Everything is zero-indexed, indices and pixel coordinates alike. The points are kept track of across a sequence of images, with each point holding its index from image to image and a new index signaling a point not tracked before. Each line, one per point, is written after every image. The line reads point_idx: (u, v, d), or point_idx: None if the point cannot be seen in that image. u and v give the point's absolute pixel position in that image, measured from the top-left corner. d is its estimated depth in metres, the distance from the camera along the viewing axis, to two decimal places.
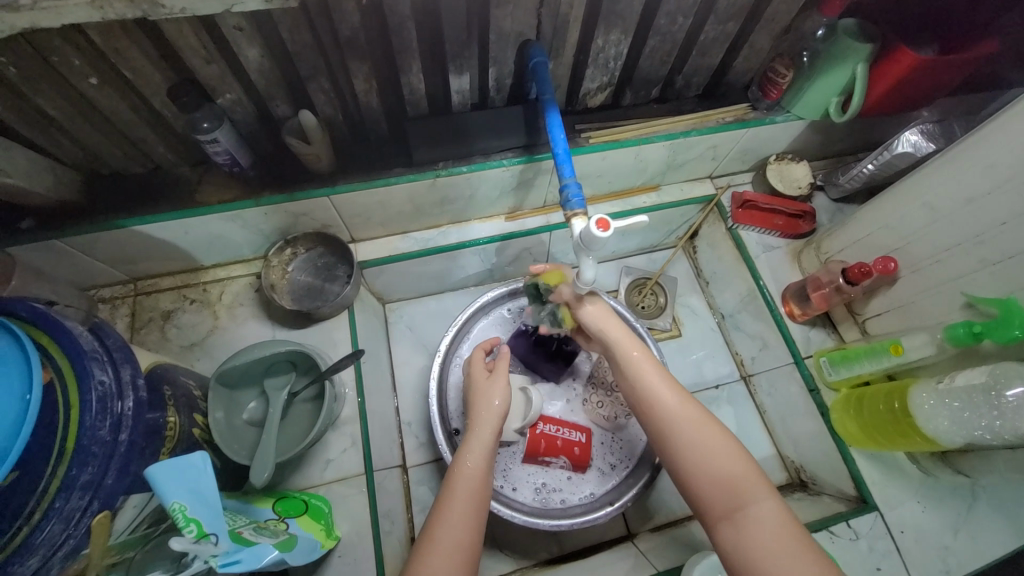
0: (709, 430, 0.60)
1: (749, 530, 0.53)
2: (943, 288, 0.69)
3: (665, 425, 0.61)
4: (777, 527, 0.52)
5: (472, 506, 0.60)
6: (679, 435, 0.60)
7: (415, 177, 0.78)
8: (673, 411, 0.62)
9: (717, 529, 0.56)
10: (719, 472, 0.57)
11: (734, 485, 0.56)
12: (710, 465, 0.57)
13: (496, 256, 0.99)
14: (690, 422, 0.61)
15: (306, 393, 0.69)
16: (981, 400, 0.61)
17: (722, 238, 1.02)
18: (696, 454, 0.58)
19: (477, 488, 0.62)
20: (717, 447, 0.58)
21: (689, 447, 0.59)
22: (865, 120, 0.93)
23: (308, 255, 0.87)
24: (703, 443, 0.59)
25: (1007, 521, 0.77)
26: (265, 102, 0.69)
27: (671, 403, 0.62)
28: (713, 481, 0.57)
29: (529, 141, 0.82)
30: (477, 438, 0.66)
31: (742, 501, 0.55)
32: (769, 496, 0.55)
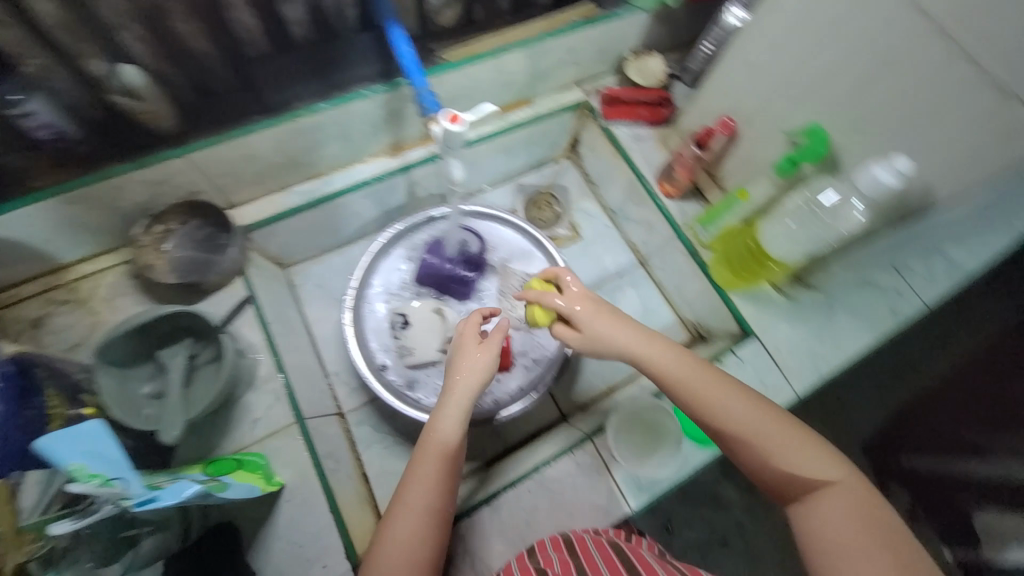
0: (777, 423, 0.59)
1: (823, 509, 0.54)
2: (771, 133, 0.80)
3: (713, 413, 0.61)
4: (849, 516, 0.53)
5: (435, 474, 0.62)
6: (727, 416, 0.60)
7: (275, 121, 0.76)
8: (730, 407, 0.60)
9: (792, 512, 0.57)
10: (772, 432, 0.58)
11: (791, 450, 0.57)
12: (765, 442, 0.58)
13: (390, 197, 0.99)
14: (735, 401, 0.60)
15: (206, 356, 0.68)
16: (810, 214, 0.72)
17: (599, 139, 1.08)
18: (757, 452, 0.58)
19: (445, 455, 0.63)
20: (789, 442, 0.57)
21: (755, 447, 0.58)
22: (698, 3, 1.01)
23: (183, 230, 0.81)
24: (753, 431, 0.58)
25: (861, 320, 0.91)
26: (77, 61, 0.62)
27: (713, 388, 0.62)
28: (772, 458, 0.57)
29: (386, 67, 0.81)
30: (447, 408, 0.66)
31: (803, 488, 0.56)
32: (826, 457, 0.56)
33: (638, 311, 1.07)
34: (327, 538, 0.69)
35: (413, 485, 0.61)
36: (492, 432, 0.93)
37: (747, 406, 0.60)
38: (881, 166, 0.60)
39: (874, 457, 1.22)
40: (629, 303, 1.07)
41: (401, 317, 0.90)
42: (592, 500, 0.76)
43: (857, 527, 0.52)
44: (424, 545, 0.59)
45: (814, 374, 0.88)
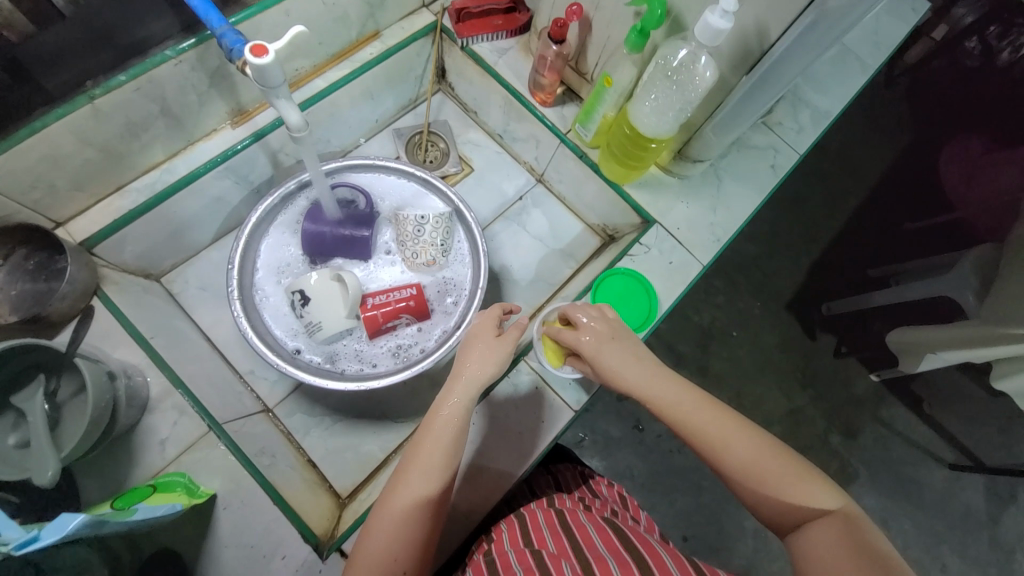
0: (767, 446, 0.57)
1: (805, 543, 0.52)
2: (617, 9, 0.78)
3: (687, 416, 0.60)
4: (830, 545, 0.50)
5: (434, 456, 0.61)
6: (704, 428, 0.59)
7: (65, 109, 0.64)
8: (729, 433, 0.58)
9: (789, 543, 0.55)
10: (755, 458, 0.56)
11: (775, 477, 0.55)
12: (741, 452, 0.57)
13: (253, 171, 0.90)
14: (714, 416, 0.60)
15: (70, 388, 0.60)
16: (667, 81, 0.72)
17: (463, 61, 1.02)
18: (744, 468, 0.56)
19: (447, 439, 0.62)
20: (773, 461, 0.56)
21: (742, 469, 0.56)
22: None
23: (9, 265, 0.72)
24: (747, 451, 0.57)
25: (744, 182, 0.97)
26: None
27: (696, 406, 0.61)
28: (750, 468, 0.56)
29: (187, 22, 0.70)
30: (438, 430, 0.63)
31: (794, 519, 0.54)
32: (814, 484, 0.54)
33: (547, 228, 1.07)
34: (278, 530, 0.66)
35: (412, 472, 0.59)
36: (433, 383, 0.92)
37: (723, 424, 0.59)
38: (711, 12, 0.59)
39: (797, 311, 1.36)
40: (537, 223, 1.07)
41: (299, 291, 0.82)
42: (536, 414, 0.78)
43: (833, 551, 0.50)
44: None
45: (714, 242, 0.93)
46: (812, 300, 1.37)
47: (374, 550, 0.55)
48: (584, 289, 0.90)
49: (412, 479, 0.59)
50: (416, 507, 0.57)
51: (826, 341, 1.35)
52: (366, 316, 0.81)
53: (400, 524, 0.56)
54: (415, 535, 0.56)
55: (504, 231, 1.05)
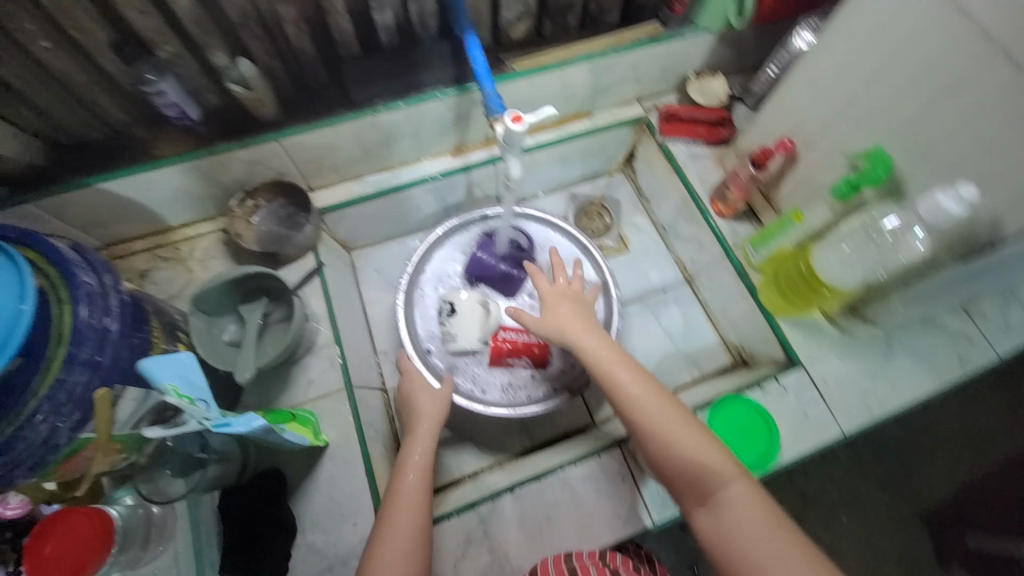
0: (693, 431, 0.66)
1: (719, 508, 0.60)
2: (833, 156, 0.78)
3: (633, 404, 0.68)
4: (746, 509, 0.59)
5: (428, 437, 0.75)
6: (650, 422, 0.67)
7: (356, 116, 0.84)
8: (660, 419, 0.66)
9: (695, 518, 0.63)
10: (692, 455, 0.64)
11: (706, 471, 0.62)
12: (681, 447, 0.64)
13: (450, 192, 1.07)
14: (654, 402, 0.68)
15: (277, 315, 0.76)
16: (867, 240, 0.71)
17: (655, 155, 1.10)
18: (671, 451, 0.64)
19: (434, 423, 0.77)
20: (699, 445, 0.64)
21: (666, 446, 0.65)
22: (767, 28, 1.01)
23: (270, 206, 0.92)
24: (673, 430, 0.65)
25: (919, 363, 0.88)
26: (205, 54, 0.74)
27: (634, 384, 0.69)
28: (688, 467, 0.63)
29: (458, 74, 0.88)
30: (414, 454, 0.73)
31: (706, 486, 0.62)
32: (740, 482, 0.61)
33: (680, 328, 1.06)
34: (360, 498, 0.74)
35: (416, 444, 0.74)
36: (521, 428, 0.97)
37: (669, 418, 0.67)
38: (943, 193, 0.59)
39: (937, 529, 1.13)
40: (671, 320, 1.07)
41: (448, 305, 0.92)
42: (613, 506, 0.78)
43: (753, 527, 0.57)
44: None
45: (862, 413, 0.85)
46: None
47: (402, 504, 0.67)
48: (701, 404, 0.88)
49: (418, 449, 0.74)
50: (426, 469, 0.72)
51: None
52: (494, 345, 0.89)
53: (418, 481, 0.70)
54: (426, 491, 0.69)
55: (636, 315, 1.08)
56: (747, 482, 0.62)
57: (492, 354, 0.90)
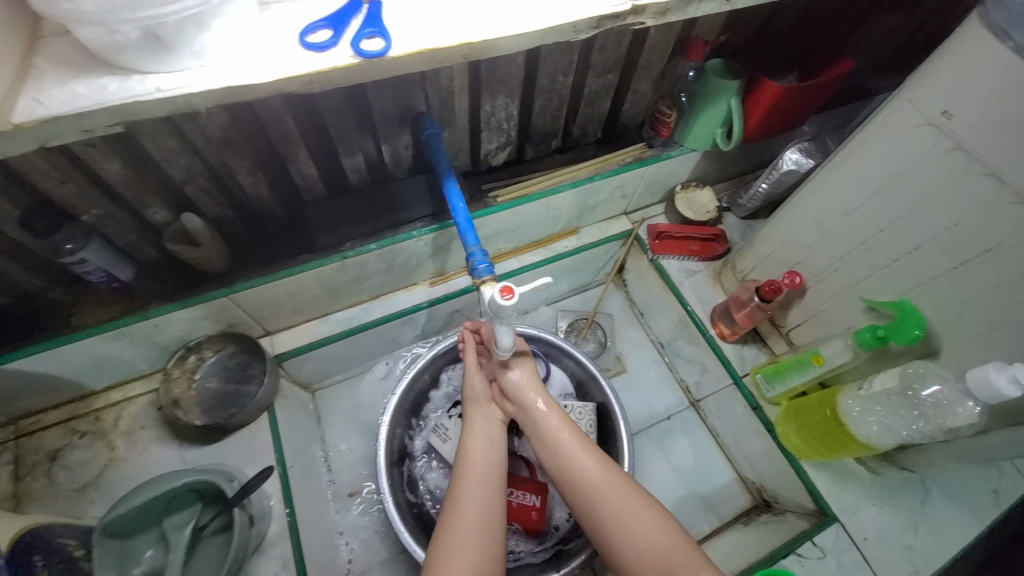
0: (645, 510, 0.59)
1: None
2: (847, 295, 0.73)
3: (579, 480, 0.63)
4: None
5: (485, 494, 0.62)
6: (601, 501, 0.60)
7: (321, 262, 0.74)
8: (610, 498, 0.60)
9: None
10: (651, 541, 0.56)
11: (667, 555, 0.55)
12: (635, 534, 0.57)
13: (429, 322, 0.97)
14: (601, 477, 0.62)
15: (214, 524, 0.62)
16: (900, 401, 0.64)
17: (646, 270, 1.04)
18: (627, 535, 0.57)
19: (494, 476, 0.64)
20: (654, 528, 0.57)
21: (620, 528, 0.58)
22: (751, 144, 1.00)
23: (216, 357, 0.80)
24: (627, 512, 0.59)
25: (961, 509, 0.78)
26: (140, 210, 0.64)
27: (587, 459, 0.64)
28: (645, 553, 0.56)
29: (436, 209, 0.80)
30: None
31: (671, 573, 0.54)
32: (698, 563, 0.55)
33: (689, 463, 0.95)
34: None
35: (466, 500, 0.61)
36: None
37: (621, 496, 0.60)
38: (997, 370, 0.53)
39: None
40: (679, 453, 0.96)
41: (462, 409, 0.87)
42: None
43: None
44: None
45: None
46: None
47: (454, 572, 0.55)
48: None
49: (468, 508, 0.60)
50: (486, 529, 0.59)
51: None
52: None
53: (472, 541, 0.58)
54: None
55: (641, 449, 0.97)
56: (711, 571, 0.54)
57: None
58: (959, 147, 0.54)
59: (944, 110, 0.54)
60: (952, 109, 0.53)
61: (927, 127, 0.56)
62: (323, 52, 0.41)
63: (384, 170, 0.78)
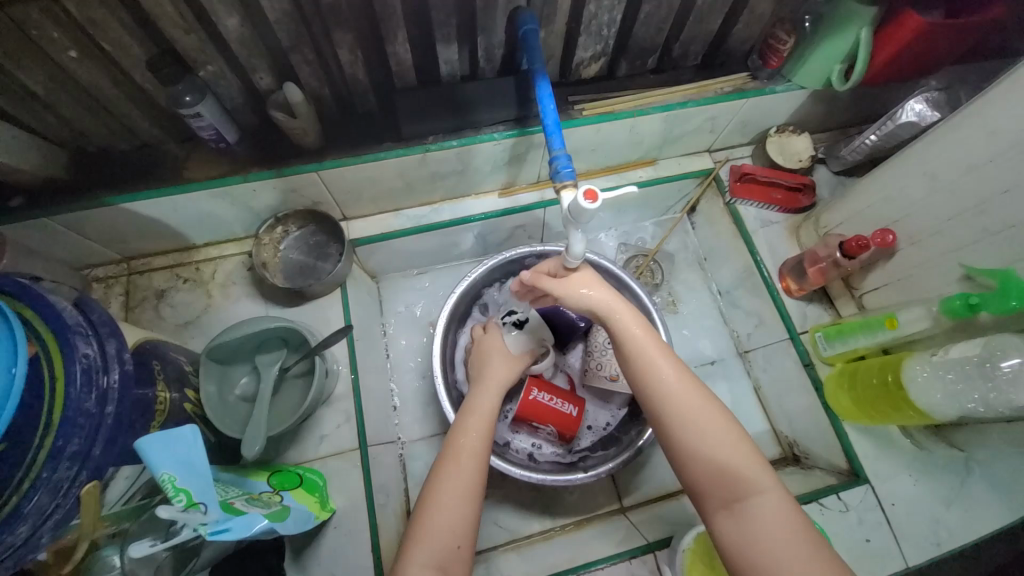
0: (719, 426, 0.56)
1: (748, 517, 0.52)
2: (942, 261, 0.69)
3: (652, 378, 0.60)
4: (778, 520, 0.51)
5: (470, 475, 0.59)
6: (673, 406, 0.58)
7: (404, 151, 0.76)
8: (681, 403, 0.58)
9: (718, 525, 0.54)
10: (717, 455, 0.55)
11: (733, 471, 0.54)
12: (702, 442, 0.56)
13: (492, 233, 0.99)
14: (679, 387, 0.59)
15: (296, 368, 0.70)
16: (975, 372, 0.62)
17: (720, 214, 1.00)
18: (693, 441, 0.56)
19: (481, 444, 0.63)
20: (719, 439, 0.56)
21: (690, 434, 0.56)
22: (867, 90, 0.91)
23: (299, 233, 0.87)
24: (700, 420, 0.57)
25: (1002, 499, 0.76)
26: (248, 74, 0.67)
27: (664, 363, 0.60)
28: (709, 464, 0.55)
29: (520, 114, 0.79)
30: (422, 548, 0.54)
31: (735, 489, 0.53)
32: (768, 486, 0.53)
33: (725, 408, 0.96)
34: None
35: (449, 460, 0.61)
36: (542, 502, 0.88)
37: (693, 404, 0.58)
38: None
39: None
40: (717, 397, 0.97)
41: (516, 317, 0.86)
42: None
43: (785, 540, 0.49)
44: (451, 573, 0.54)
45: (932, 546, 0.75)
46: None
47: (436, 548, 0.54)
48: None
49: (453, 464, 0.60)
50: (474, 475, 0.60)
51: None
52: (524, 401, 0.81)
53: (455, 507, 0.57)
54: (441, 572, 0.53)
55: None
56: (778, 494, 0.53)
57: (523, 410, 0.82)
58: None
59: None
60: None
61: None
62: None
63: (475, 67, 0.78)
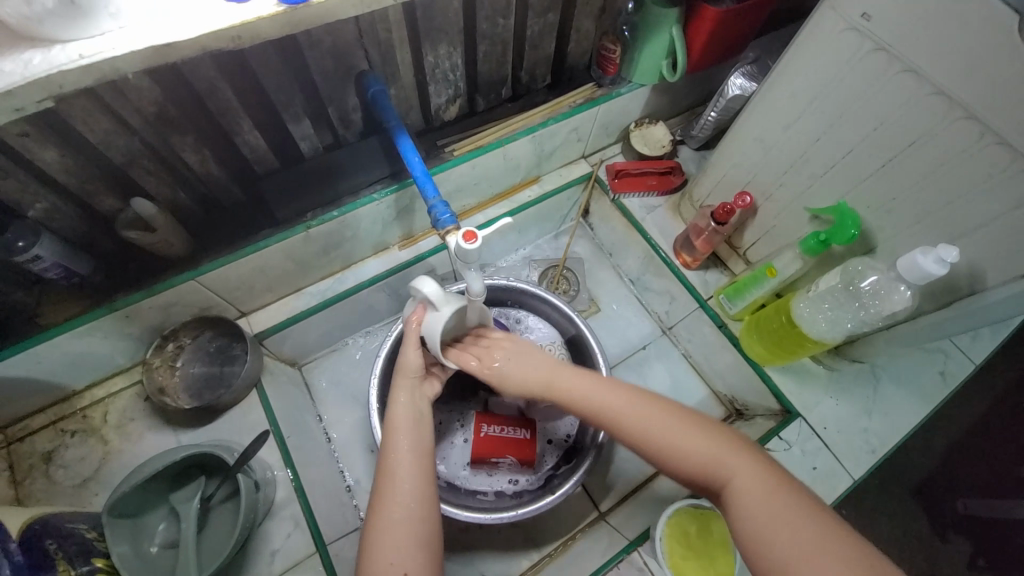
0: (685, 424, 0.57)
1: (747, 503, 0.51)
2: (794, 207, 0.78)
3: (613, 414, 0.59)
4: (773, 491, 0.51)
5: (415, 456, 0.59)
6: (641, 428, 0.57)
7: (285, 234, 0.74)
8: (644, 418, 0.58)
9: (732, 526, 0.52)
10: (697, 453, 0.54)
11: (717, 462, 0.54)
12: (682, 448, 0.55)
13: (403, 286, 0.98)
14: (638, 404, 0.59)
15: (221, 493, 0.65)
16: (844, 296, 0.70)
17: (610, 210, 1.07)
18: (674, 451, 0.55)
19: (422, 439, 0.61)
20: (691, 434, 0.56)
21: (667, 445, 0.56)
22: (697, 74, 1.02)
23: (195, 344, 0.81)
24: (668, 428, 0.57)
25: (908, 392, 0.86)
26: (87, 200, 0.62)
27: (614, 393, 0.61)
28: (695, 466, 0.54)
29: (394, 169, 0.80)
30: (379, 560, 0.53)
31: (726, 478, 0.53)
32: (743, 463, 0.53)
33: (667, 386, 1.01)
34: None
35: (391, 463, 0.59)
36: (524, 535, 0.86)
37: (656, 413, 0.58)
38: (924, 254, 0.59)
39: (924, 501, 1.18)
40: (657, 378, 1.01)
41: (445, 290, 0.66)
42: None
43: (774, 517, 0.49)
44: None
45: (868, 454, 0.82)
46: (945, 495, 1.18)
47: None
48: None
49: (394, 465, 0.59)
50: (414, 472, 0.58)
51: (957, 546, 1.15)
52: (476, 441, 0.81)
53: (404, 511, 0.56)
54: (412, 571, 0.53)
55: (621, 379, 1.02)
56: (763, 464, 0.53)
57: (477, 449, 0.81)
58: (879, 48, 0.57)
59: (863, 12, 0.57)
60: (870, 10, 0.56)
61: (849, 32, 0.59)
62: (246, 4, 0.41)
63: (336, 134, 0.78)
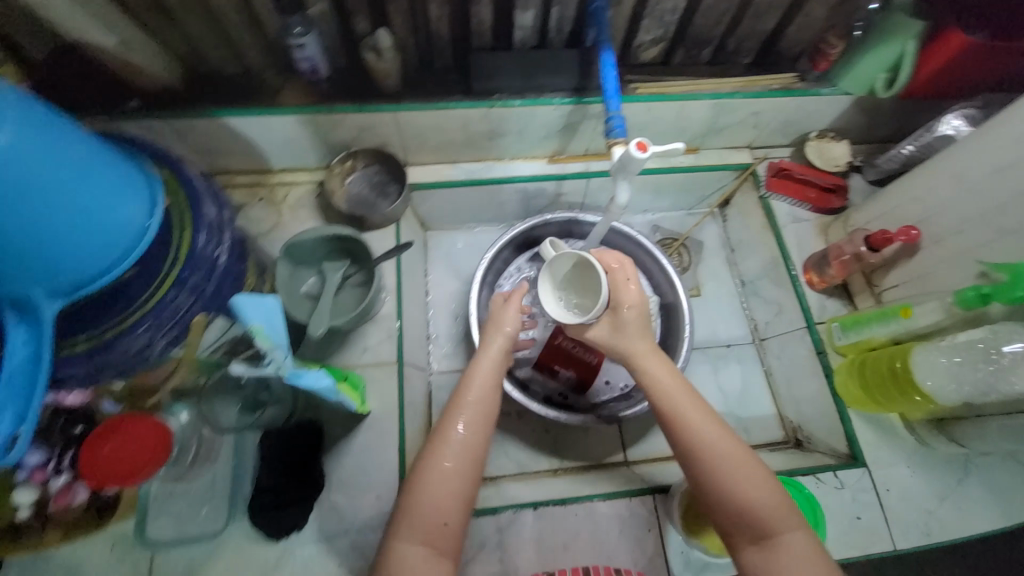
0: (747, 459, 0.58)
1: (779, 555, 0.54)
2: (961, 258, 0.73)
3: (688, 429, 0.60)
4: (807, 557, 0.53)
5: (471, 432, 0.62)
6: (707, 452, 0.59)
7: (472, 104, 0.85)
8: (710, 446, 0.59)
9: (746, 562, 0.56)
10: (749, 495, 0.56)
11: (766, 510, 0.55)
12: (737, 486, 0.57)
13: (536, 196, 1.05)
14: (710, 430, 0.60)
15: (356, 279, 0.79)
16: (979, 356, 0.67)
17: (753, 207, 1.05)
18: (726, 484, 0.57)
19: (482, 418, 0.64)
20: (749, 480, 0.57)
21: (724, 477, 0.57)
22: (909, 103, 0.95)
23: (365, 171, 0.95)
24: (733, 462, 0.58)
25: (997, 499, 0.79)
26: (349, 16, 0.76)
27: (694, 411, 0.61)
28: (740, 505, 0.56)
29: (580, 84, 0.87)
30: (420, 505, 0.58)
31: (768, 527, 0.55)
32: (799, 531, 0.55)
33: (736, 389, 1.00)
34: (387, 471, 0.75)
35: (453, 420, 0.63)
36: (552, 446, 0.93)
37: (727, 447, 0.59)
38: None
39: None
40: (729, 377, 1.01)
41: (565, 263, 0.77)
42: (634, 554, 0.75)
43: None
44: (435, 554, 0.56)
45: (921, 534, 0.78)
46: None
47: (427, 521, 0.57)
48: None
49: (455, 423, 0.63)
50: (469, 445, 0.62)
51: None
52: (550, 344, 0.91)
53: (448, 482, 0.59)
54: (438, 530, 0.57)
55: (694, 364, 1.02)
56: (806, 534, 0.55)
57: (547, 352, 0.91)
58: None
59: None
60: None
61: None
62: None
63: (545, 36, 0.85)
